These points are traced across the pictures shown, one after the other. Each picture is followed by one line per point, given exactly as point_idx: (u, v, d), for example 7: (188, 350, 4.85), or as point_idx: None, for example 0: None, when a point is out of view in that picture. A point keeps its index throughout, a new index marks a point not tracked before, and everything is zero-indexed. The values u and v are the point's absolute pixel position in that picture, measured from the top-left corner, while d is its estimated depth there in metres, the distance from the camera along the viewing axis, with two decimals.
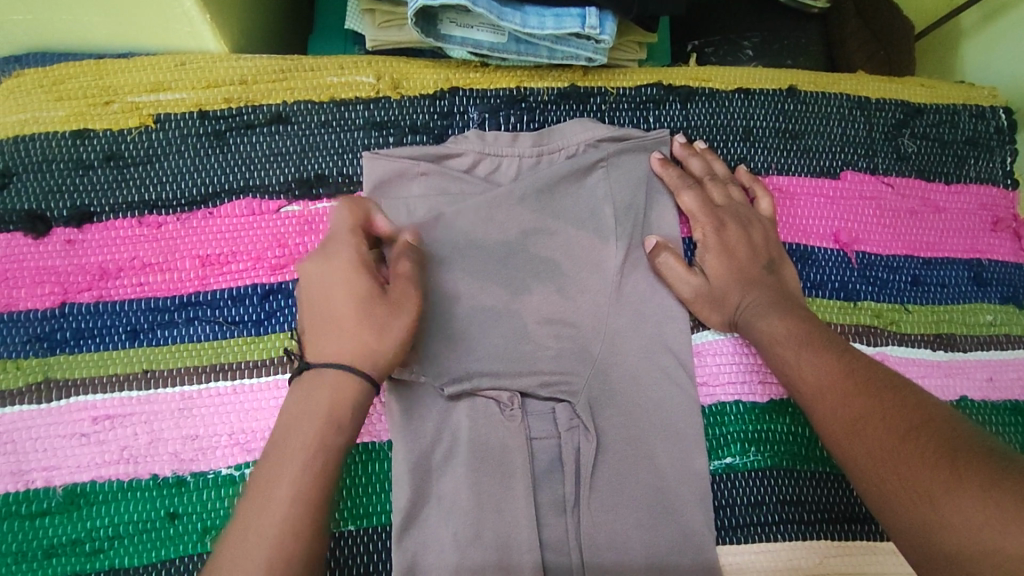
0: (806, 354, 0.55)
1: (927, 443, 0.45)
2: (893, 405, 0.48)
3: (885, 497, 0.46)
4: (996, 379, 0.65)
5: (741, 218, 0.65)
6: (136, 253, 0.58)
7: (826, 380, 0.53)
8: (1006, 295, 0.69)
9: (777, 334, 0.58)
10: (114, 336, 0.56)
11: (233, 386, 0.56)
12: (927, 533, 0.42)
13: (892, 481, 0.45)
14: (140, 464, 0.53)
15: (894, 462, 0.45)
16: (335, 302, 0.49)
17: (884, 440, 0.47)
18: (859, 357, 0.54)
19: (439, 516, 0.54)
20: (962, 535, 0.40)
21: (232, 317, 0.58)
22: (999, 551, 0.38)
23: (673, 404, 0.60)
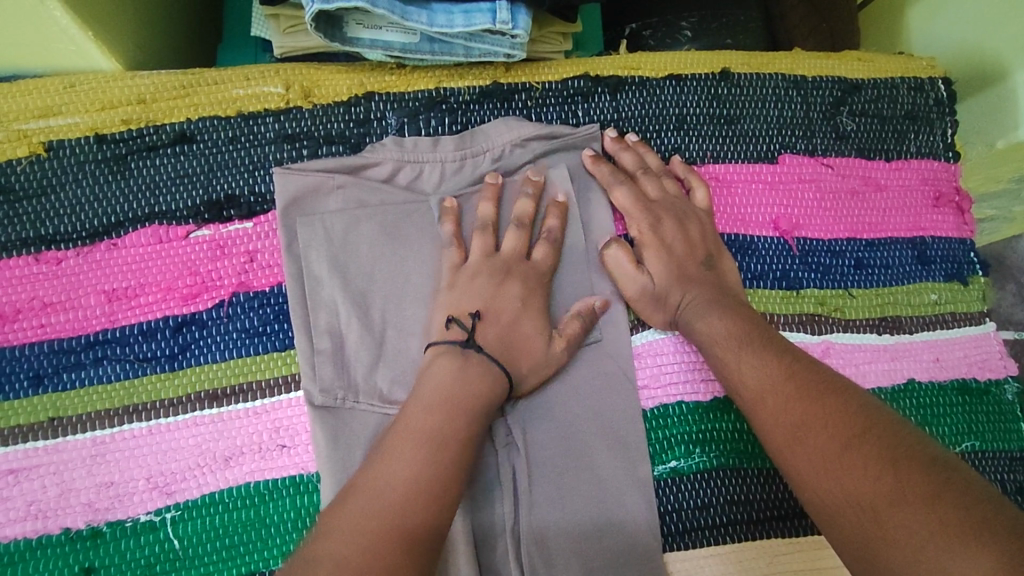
0: (743, 356, 0.54)
1: (870, 451, 0.44)
2: (835, 410, 0.47)
3: (828, 509, 0.44)
4: (942, 359, 0.64)
5: (678, 216, 0.62)
6: (35, 292, 0.55)
7: (767, 385, 0.51)
8: (951, 272, 0.67)
9: (715, 337, 0.56)
10: (16, 383, 0.53)
11: (149, 427, 0.53)
12: (871, 550, 0.41)
13: (836, 492, 0.44)
14: (51, 518, 0.50)
15: (837, 471, 0.44)
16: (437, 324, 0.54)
17: (827, 448, 0.45)
18: (798, 356, 0.53)
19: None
20: (907, 552, 0.39)
21: (143, 354, 0.54)
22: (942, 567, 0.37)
23: (613, 411, 0.58)
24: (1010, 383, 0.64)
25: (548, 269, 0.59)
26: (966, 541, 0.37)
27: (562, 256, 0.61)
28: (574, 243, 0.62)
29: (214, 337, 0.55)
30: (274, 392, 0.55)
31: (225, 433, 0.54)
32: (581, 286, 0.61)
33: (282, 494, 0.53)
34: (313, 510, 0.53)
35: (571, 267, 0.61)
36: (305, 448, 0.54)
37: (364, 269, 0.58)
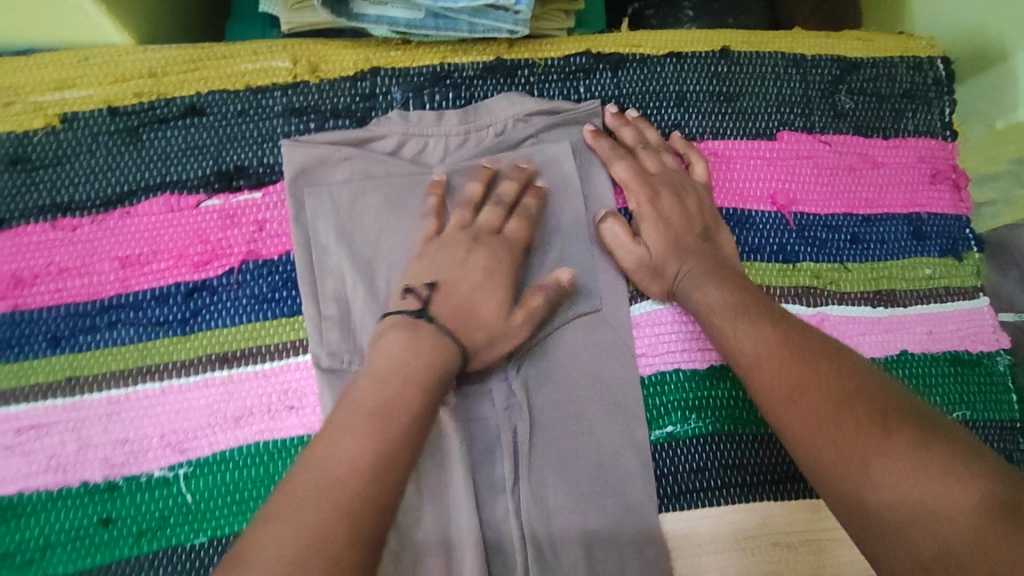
0: (738, 322, 0.55)
1: (862, 411, 0.45)
2: (828, 372, 0.48)
3: (819, 465, 0.46)
4: (936, 331, 0.65)
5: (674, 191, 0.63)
6: (51, 258, 0.56)
7: (762, 348, 0.52)
8: (946, 248, 0.68)
9: (709, 305, 0.57)
10: (34, 344, 0.55)
11: (162, 388, 0.55)
12: (861, 503, 0.43)
13: (829, 449, 0.45)
14: (70, 472, 0.53)
15: (829, 431, 0.46)
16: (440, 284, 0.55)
17: (820, 408, 0.47)
18: (792, 322, 0.54)
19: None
20: (895, 506, 0.41)
21: (156, 318, 0.56)
22: (928, 518, 0.39)
23: (611, 376, 0.60)
24: (1003, 356, 0.65)
25: None
26: (952, 493, 0.39)
27: (563, 228, 0.62)
28: (575, 215, 0.63)
29: (225, 303, 0.57)
30: (282, 356, 0.57)
31: (236, 394, 0.56)
32: (582, 256, 0.62)
33: (290, 454, 0.55)
34: None
35: (572, 238, 0.62)
36: (313, 408, 0.56)
37: (370, 239, 0.59)
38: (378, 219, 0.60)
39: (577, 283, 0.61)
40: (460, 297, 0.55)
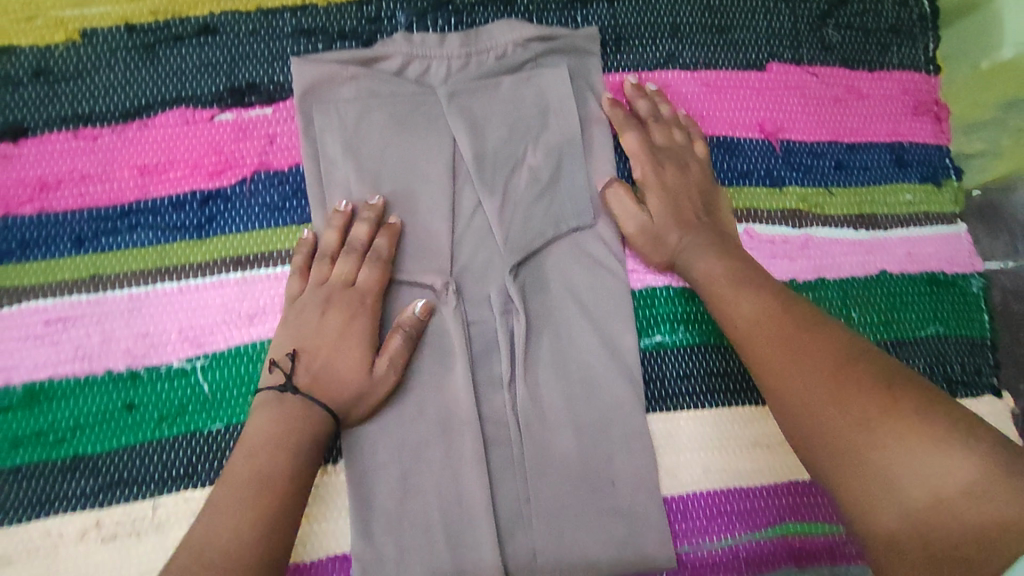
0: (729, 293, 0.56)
1: (823, 335, 0.48)
2: (796, 305, 0.52)
3: (777, 379, 0.49)
4: (914, 253, 0.67)
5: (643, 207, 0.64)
6: (75, 166, 0.59)
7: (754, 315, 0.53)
8: (927, 175, 0.69)
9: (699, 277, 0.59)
10: (60, 244, 0.58)
11: (180, 287, 0.58)
12: (808, 411, 0.46)
13: (817, 406, 0.46)
14: (96, 361, 0.57)
15: (790, 348, 0.49)
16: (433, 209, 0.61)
17: (786, 330, 0.50)
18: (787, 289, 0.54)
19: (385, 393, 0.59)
20: (840, 415, 0.44)
21: (173, 223, 0.59)
22: (867, 426, 0.43)
23: (603, 286, 0.63)
24: (977, 279, 0.67)
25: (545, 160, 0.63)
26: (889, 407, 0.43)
27: (562, 147, 0.65)
28: (572, 135, 0.65)
29: (238, 210, 0.60)
30: (294, 261, 0.60)
31: (249, 294, 0.59)
32: (578, 175, 0.65)
33: None
34: None
35: (569, 159, 0.65)
36: None
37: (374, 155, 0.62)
38: (381, 136, 0.62)
39: (572, 200, 0.64)
40: (322, 358, 0.56)
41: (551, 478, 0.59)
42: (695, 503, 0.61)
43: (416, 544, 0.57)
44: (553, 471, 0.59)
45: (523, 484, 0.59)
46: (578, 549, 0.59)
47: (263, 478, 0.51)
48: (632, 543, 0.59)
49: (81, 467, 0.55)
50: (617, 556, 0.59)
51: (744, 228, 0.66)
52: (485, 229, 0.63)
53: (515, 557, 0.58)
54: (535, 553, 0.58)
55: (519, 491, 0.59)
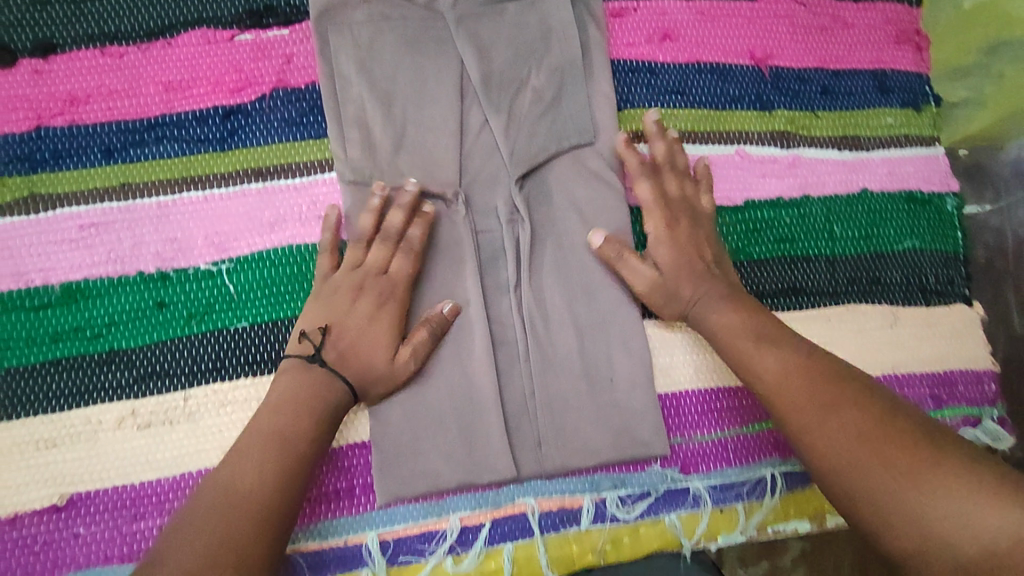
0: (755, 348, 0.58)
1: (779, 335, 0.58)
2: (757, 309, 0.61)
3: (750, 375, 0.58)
4: (894, 172, 0.71)
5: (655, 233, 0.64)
6: (102, 81, 0.63)
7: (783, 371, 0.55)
8: (907, 100, 0.73)
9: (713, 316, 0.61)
10: (90, 154, 0.61)
11: (204, 196, 0.62)
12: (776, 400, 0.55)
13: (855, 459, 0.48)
14: (128, 263, 0.60)
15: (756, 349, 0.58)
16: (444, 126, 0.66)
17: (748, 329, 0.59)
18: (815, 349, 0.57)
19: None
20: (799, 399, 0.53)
21: (197, 136, 0.63)
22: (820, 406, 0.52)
23: (603, 199, 0.67)
24: (951, 198, 0.72)
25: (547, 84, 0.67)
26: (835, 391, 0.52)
27: (564, 71, 0.68)
28: (572, 58, 0.68)
29: (258, 124, 0.64)
30: (312, 172, 0.64)
31: (271, 203, 0.63)
32: (579, 97, 0.68)
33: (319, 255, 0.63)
34: None
35: (571, 82, 0.68)
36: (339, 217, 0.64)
37: (385, 75, 0.65)
38: (392, 57, 0.66)
39: (574, 120, 0.68)
40: (340, 312, 0.59)
41: (554, 374, 0.64)
42: (688, 401, 0.66)
43: (428, 435, 0.61)
44: (556, 367, 0.64)
45: (529, 379, 0.64)
46: (580, 440, 0.63)
47: (293, 409, 0.55)
48: (630, 435, 0.64)
49: (116, 360, 0.59)
50: (615, 444, 0.63)
51: (737, 149, 0.69)
52: (492, 145, 0.67)
53: (522, 448, 0.63)
54: (540, 444, 0.63)
55: (525, 387, 0.64)
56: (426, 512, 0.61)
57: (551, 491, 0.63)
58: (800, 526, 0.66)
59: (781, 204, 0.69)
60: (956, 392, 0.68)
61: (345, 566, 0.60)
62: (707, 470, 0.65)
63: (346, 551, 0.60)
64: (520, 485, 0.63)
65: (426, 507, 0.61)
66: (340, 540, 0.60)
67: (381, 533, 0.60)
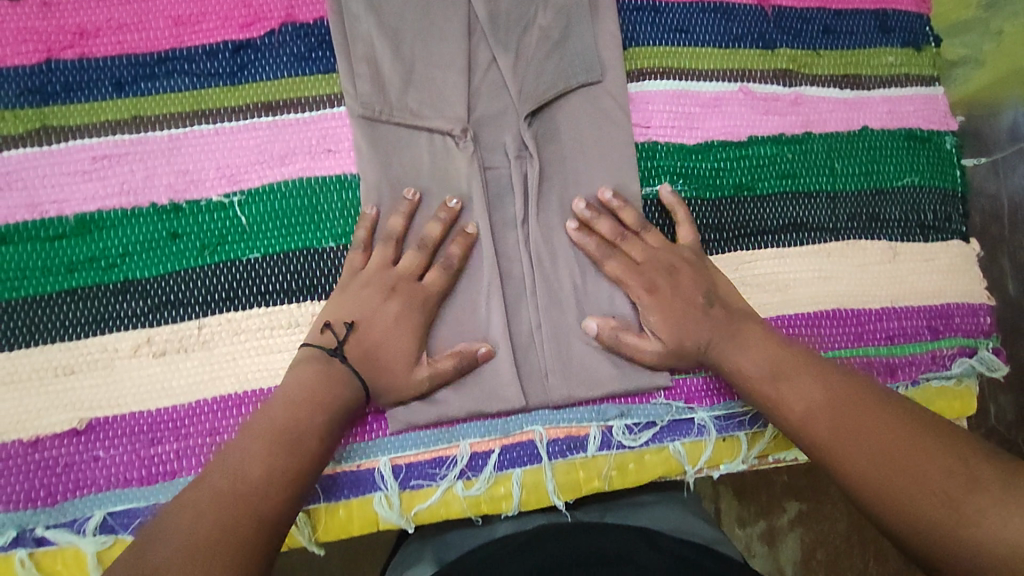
0: (784, 385, 0.57)
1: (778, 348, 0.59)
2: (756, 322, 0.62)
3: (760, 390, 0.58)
4: (894, 111, 0.72)
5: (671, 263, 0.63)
6: (111, 15, 0.63)
7: (808, 406, 0.54)
8: (909, 40, 0.74)
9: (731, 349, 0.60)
10: (101, 87, 0.62)
11: (215, 129, 0.63)
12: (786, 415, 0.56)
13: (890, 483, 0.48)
14: (140, 195, 0.61)
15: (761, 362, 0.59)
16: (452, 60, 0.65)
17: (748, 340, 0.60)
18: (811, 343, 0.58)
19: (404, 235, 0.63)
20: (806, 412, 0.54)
21: (207, 70, 0.63)
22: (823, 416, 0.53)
23: (611, 138, 0.67)
24: (950, 136, 0.73)
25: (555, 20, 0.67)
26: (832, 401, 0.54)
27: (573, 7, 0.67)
28: None
29: (267, 59, 0.64)
30: (321, 107, 0.64)
31: (281, 136, 0.63)
32: (586, 34, 0.67)
33: (329, 189, 0.63)
34: (356, 201, 0.63)
35: (580, 17, 0.67)
36: (348, 152, 0.64)
37: (391, 9, 0.65)
38: None
39: (583, 57, 0.67)
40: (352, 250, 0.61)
41: (559, 308, 0.64)
42: None
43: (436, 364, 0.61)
44: (561, 301, 0.64)
45: (534, 312, 0.64)
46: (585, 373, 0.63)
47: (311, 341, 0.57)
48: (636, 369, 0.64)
49: (131, 290, 0.60)
50: (622, 379, 0.63)
51: (740, 87, 0.70)
52: (501, 83, 0.66)
53: (529, 379, 0.63)
54: (546, 376, 0.63)
55: (531, 321, 0.64)
56: (437, 439, 0.62)
57: (559, 419, 0.63)
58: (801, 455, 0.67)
59: (783, 140, 0.70)
60: (953, 324, 0.69)
61: (358, 490, 0.61)
62: (710, 401, 0.65)
63: (358, 476, 0.61)
64: (528, 413, 0.63)
65: (436, 434, 0.62)
66: (352, 465, 0.61)
67: (393, 458, 0.62)
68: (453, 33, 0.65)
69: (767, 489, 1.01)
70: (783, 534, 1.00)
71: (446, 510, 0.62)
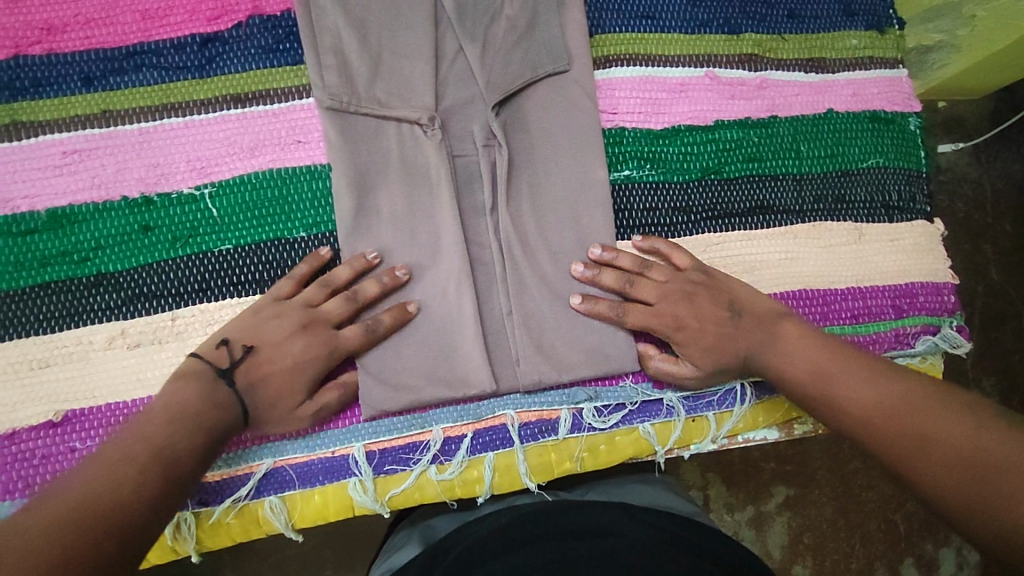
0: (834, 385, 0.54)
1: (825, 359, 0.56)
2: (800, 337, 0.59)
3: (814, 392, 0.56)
4: (859, 94, 0.73)
5: (682, 293, 0.62)
6: (78, 10, 0.63)
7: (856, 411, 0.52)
8: (872, 24, 0.75)
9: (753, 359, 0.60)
10: (70, 82, 0.62)
11: (185, 122, 0.63)
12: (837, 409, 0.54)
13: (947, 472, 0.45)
14: (112, 189, 0.62)
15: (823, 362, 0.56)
16: (418, 50, 0.65)
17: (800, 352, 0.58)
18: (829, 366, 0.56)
19: (373, 223, 0.64)
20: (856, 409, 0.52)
21: (176, 63, 0.64)
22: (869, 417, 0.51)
23: (578, 125, 0.67)
24: (914, 118, 0.74)
25: (521, 10, 0.67)
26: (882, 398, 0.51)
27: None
28: None
29: (235, 52, 0.65)
30: (290, 98, 0.65)
31: (251, 128, 0.64)
32: (552, 23, 0.67)
33: (300, 181, 0.64)
34: (327, 193, 0.64)
35: (545, 6, 0.68)
36: (318, 143, 0.65)
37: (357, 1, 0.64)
38: None
39: (550, 46, 0.67)
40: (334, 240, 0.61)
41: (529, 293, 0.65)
42: None
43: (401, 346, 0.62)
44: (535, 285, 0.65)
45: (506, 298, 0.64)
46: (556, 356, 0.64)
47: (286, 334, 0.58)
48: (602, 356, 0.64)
49: (104, 283, 0.61)
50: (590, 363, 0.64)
51: (706, 72, 0.71)
52: (468, 73, 0.66)
53: (499, 365, 0.64)
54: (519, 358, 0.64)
55: (503, 306, 0.65)
56: (410, 424, 0.63)
57: (530, 403, 0.64)
58: (768, 434, 0.69)
59: (748, 124, 0.71)
60: (917, 303, 0.71)
61: (334, 476, 0.62)
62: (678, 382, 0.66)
63: (334, 462, 0.62)
64: (500, 397, 0.64)
65: (409, 419, 0.63)
66: (327, 451, 0.62)
67: (368, 444, 0.62)
68: (420, 24, 0.65)
69: (756, 476, 1.02)
70: (771, 518, 1.02)
71: (421, 495, 0.63)
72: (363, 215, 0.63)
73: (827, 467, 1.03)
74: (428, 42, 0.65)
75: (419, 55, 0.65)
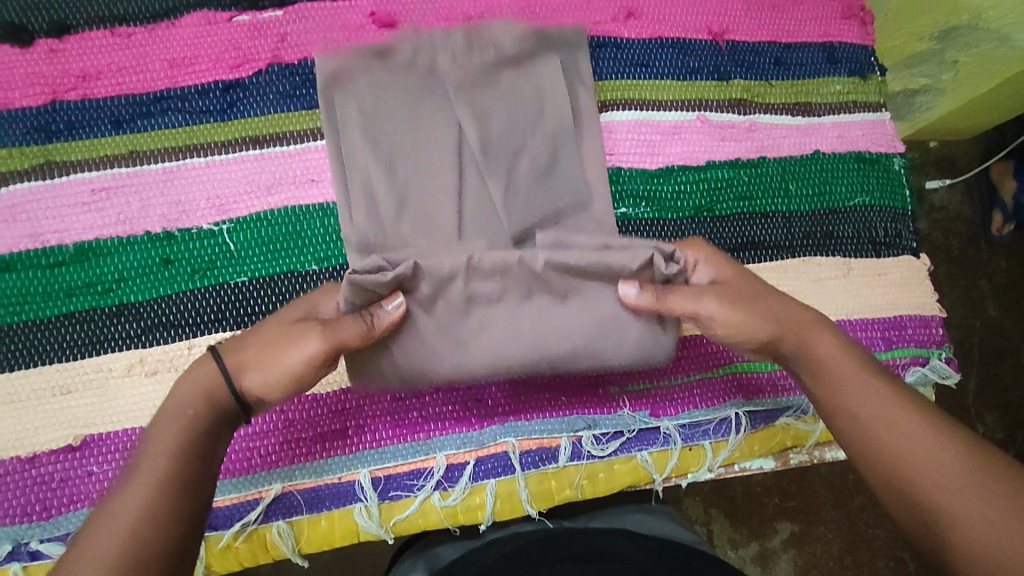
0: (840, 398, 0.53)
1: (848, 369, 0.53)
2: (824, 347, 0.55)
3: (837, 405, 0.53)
4: (844, 136, 0.77)
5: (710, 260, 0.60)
6: (112, 59, 0.68)
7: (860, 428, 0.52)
8: (854, 70, 0.79)
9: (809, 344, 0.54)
10: (101, 125, 0.67)
11: (207, 162, 0.67)
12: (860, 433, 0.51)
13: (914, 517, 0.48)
14: (136, 224, 0.66)
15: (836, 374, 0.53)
16: (438, 149, 0.68)
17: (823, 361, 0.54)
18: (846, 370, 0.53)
19: None
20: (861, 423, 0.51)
21: (199, 108, 0.68)
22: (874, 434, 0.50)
23: (592, 219, 0.69)
24: (898, 158, 0.78)
25: (536, 117, 0.70)
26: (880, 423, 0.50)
27: (554, 103, 0.71)
28: (557, 90, 0.71)
29: (255, 97, 0.69)
30: (305, 140, 0.69)
31: (268, 168, 0.68)
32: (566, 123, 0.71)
33: (313, 218, 0.68)
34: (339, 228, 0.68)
35: (559, 113, 0.71)
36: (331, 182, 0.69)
37: (380, 107, 0.68)
38: (386, 97, 0.68)
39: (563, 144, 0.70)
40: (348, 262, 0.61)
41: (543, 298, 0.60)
42: None
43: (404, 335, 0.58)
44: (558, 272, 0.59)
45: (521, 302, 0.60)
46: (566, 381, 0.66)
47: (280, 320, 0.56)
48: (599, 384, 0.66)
49: (126, 312, 0.64)
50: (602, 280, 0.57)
51: (697, 115, 0.75)
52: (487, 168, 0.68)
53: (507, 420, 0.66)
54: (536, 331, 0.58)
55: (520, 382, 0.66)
56: (415, 451, 0.64)
57: (530, 431, 0.66)
58: (764, 463, 0.71)
59: (739, 164, 0.74)
60: (906, 335, 0.73)
61: (340, 501, 0.63)
62: (676, 411, 0.68)
63: (340, 487, 0.64)
64: (501, 425, 0.66)
65: (414, 446, 0.65)
66: (333, 477, 0.63)
67: (373, 471, 0.64)
68: (437, 122, 0.68)
69: (759, 510, 1.02)
70: (776, 555, 1.02)
71: (424, 521, 0.65)
72: (374, 203, 0.66)
73: (830, 501, 1.04)
74: (446, 148, 0.68)
75: (438, 153, 0.67)
